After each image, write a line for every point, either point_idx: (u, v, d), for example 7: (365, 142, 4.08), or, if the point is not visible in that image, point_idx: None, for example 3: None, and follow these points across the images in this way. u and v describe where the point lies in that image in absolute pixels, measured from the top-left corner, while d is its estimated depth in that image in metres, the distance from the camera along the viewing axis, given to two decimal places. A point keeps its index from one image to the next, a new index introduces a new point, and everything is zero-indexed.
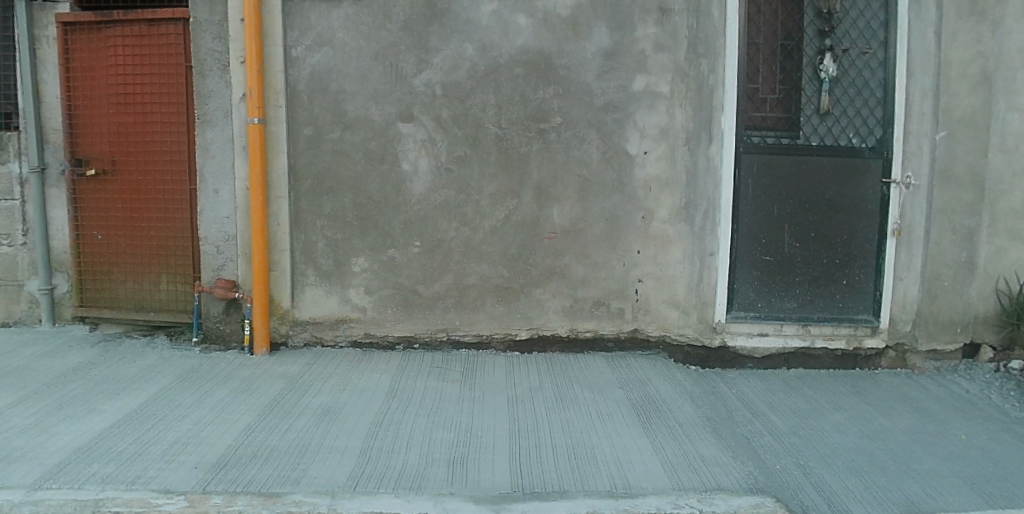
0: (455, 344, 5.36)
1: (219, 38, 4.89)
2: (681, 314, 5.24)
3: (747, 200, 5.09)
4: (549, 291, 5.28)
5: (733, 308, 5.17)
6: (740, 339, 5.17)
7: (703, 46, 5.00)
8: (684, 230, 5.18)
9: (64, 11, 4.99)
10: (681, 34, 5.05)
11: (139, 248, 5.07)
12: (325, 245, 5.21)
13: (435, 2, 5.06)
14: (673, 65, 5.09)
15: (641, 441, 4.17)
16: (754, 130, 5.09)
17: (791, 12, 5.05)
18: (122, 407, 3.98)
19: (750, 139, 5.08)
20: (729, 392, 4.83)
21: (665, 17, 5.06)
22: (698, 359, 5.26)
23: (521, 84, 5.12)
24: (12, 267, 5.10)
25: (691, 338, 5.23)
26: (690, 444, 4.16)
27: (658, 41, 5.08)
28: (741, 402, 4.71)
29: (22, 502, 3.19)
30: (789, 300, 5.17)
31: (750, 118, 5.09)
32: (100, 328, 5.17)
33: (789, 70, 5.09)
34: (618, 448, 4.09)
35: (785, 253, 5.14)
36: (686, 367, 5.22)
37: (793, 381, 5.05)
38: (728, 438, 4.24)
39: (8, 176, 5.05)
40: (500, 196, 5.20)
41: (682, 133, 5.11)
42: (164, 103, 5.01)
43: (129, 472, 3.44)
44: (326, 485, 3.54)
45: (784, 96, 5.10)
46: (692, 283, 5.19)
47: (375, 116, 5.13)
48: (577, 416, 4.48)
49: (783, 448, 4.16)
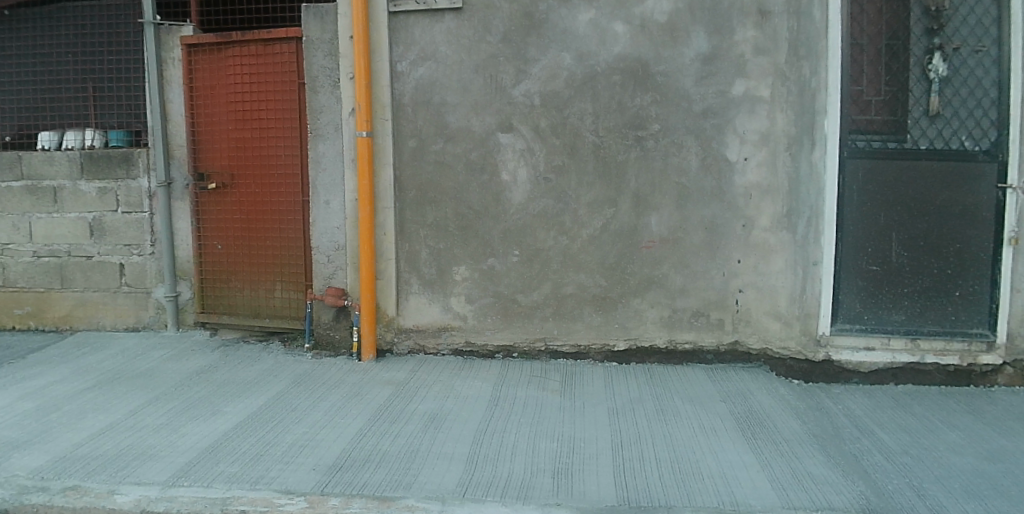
0: (553, 353, 5.35)
1: (330, 55, 5.09)
2: (784, 325, 5.05)
3: (852, 207, 4.87)
4: (647, 301, 5.20)
5: (837, 320, 4.95)
6: (845, 353, 4.94)
7: (804, 48, 4.84)
8: (786, 239, 5.00)
9: (188, 34, 5.29)
10: (781, 36, 4.89)
11: (255, 257, 5.31)
12: (428, 254, 5.31)
13: (534, 13, 5.10)
14: (774, 69, 4.92)
15: (746, 456, 4.05)
16: (859, 134, 4.87)
17: (896, 10, 4.81)
18: (242, 410, 4.17)
19: (855, 144, 4.86)
20: (835, 408, 4.62)
21: (765, 20, 4.91)
22: (800, 373, 5.04)
23: (619, 93, 5.09)
24: (142, 275, 5.41)
25: (794, 352, 5.04)
26: (798, 461, 4.01)
27: (758, 44, 4.93)
28: (848, 419, 4.49)
29: (158, 498, 3.32)
30: (897, 312, 4.91)
31: (855, 122, 4.87)
32: (220, 333, 5.44)
33: (895, 72, 4.85)
34: (723, 463, 3.98)
35: (892, 263, 4.89)
36: (789, 381, 5.02)
37: (902, 397, 4.79)
38: (837, 455, 4.06)
39: (139, 190, 5.36)
40: (599, 205, 5.17)
41: (784, 138, 4.94)
42: (279, 118, 5.24)
43: (253, 472, 3.58)
44: (436, 491, 3.59)
45: (890, 99, 4.86)
46: (795, 294, 5.00)
47: (476, 127, 5.20)
48: (681, 429, 4.39)
49: (894, 467, 3.95)
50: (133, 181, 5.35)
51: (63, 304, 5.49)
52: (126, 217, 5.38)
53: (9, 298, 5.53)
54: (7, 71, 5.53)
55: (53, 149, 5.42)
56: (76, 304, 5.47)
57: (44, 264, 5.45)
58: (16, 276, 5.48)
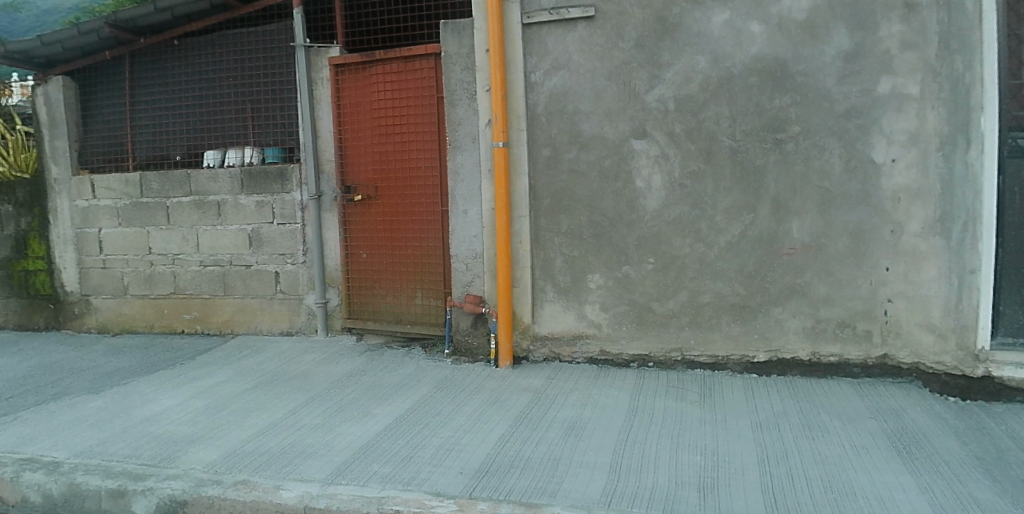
0: (689, 364, 5.20)
1: (467, 68, 5.22)
2: (937, 338, 4.69)
3: (1015, 210, 4.51)
4: (788, 311, 4.97)
5: (1000, 333, 4.55)
6: (1009, 370, 4.52)
7: (957, 42, 4.51)
8: (940, 245, 4.65)
9: (335, 54, 5.58)
10: (931, 29, 4.57)
11: (398, 266, 5.50)
12: (562, 262, 5.31)
13: (667, 17, 5.01)
14: (924, 64, 4.60)
15: (903, 478, 3.77)
16: (1019, 131, 4.48)
17: None
18: (391, 412, 4.31)
19: (1016, 142, 4.48)
20: (999, 429, 4.23)
21: (912, 13, 4.61)
22: (957, 390, 4.65)
23: (756, 94, 4.91)
24: (295, 283, 5.73)
25: (950, 367, 4.66)
26: (961, 485, 3.69)
27: (906, 38, 4.63)
28: (1015, 441, 4.10)
29: (320, 494, 3.42)
30: None
31: (1015, 118, 4.49)
32: (365, 338, 5.66)
33: None
34: (878, 484, 3.72)
35: None
36: (944, 398, 4.63)
37: None
38: (1006, 481, 3.71)
39: (292, 203, 5.69)
40: (736, 211, 5.00)
41: (935, 138, 4.60)
42: (420, 131, 5.42)
43: (405, 474, 3.66)
44: (581, 500, 3.56)
45: None
46: (949, 305, 4.65)
47: (609, 134, 5.17)
48: (829, 447, 4.15)
49: None
50: (287, 194, 5.70)
51: (226, 309, 5.91)
52: (281, 228, 5.73)
53: (179, 304, 6.02)
54: (176, 96, 6.02)
55: (217, 166, 5.87)
56: (237, 309, 5.88)
57: (210, 272, 5.90)
58: (185, 283, 5.96)
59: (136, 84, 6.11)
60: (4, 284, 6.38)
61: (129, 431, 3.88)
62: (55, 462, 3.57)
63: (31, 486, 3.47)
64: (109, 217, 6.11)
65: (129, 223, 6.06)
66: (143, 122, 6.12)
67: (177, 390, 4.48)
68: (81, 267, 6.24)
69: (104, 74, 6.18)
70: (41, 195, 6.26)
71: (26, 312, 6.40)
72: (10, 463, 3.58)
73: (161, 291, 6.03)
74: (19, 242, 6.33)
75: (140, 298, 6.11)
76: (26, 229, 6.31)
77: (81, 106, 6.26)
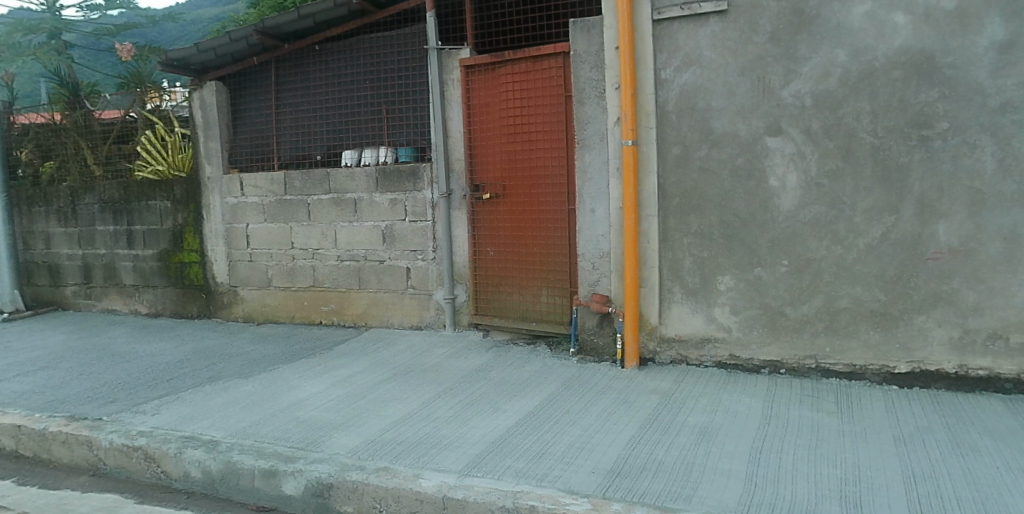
0: (824, 372, 4.91)
1: (596, 66, 5.19)
2: None
3: None
4: (933, 319, 4.63)
5: None
6: None
7: None
8: None
9: (466, 56, 5.71)
10: None
11: (524, 264, 5.55)
12: (691, 263, 5.16)
13: (804, 9, 4.75)
14: None
15: None
16: None
17: None
18: (520, 408, 4.29)
19: None
20: None
21: None
22: None
23: (901, 89, 4.60)
24: (425, 278, 5.91)
25: None
26: None
27: None
28: None
29: (457, 485, 3.34)
30: None
31: None
32: (491, 334, 5.75)
33: None
34: None
35: None
36: None
37: None
38: None
39: (424, 201, 5.86)
40: (876, 212, 4.70)
41: None
42: (547, 130, 5.43)
43: (537, 470, 3.55)
44: (718, 507, 3.36)
45: None
46: None
47: (742, 131, 4.96)
48: (983, 467, 3.76)
49: None
50: (418, 192, 5.88)
51: (360, 302, 6.19)
52: (413, 225, 5.92)
53: (317, 296, 6.36)
54: (316, 99, 6.33)
55: (354, 165, 6.16)
56: (370, 303, 6.14)
57: (346, 267, 6.19)
58: (324, 276, 6.29)
59: (280, 88, 6.46)
60: (164, 275, 7.08)
61: (278, 415, 4.08)
62: (213, 441, 3.75)
63: (192, 462, 3.64)
64: (255, 213, 6.54)
65: (274, 220, 6.47)
66: (285, 124, 6.48)
67: (318, 377, 4.70)
68: (229, 260, 6.72)
69: (251, 79, 6.59)
70: (195, 192, 6.81)
71: (181, 300, 7.05)
72: (173, 440, 3.80)
73: (301, 283, 6.40)
74: (175, 237, 6.95)
75: (282, 290, 6.50)
76: (183, 223, 6.90)
77: (231, 109, 6.71)
